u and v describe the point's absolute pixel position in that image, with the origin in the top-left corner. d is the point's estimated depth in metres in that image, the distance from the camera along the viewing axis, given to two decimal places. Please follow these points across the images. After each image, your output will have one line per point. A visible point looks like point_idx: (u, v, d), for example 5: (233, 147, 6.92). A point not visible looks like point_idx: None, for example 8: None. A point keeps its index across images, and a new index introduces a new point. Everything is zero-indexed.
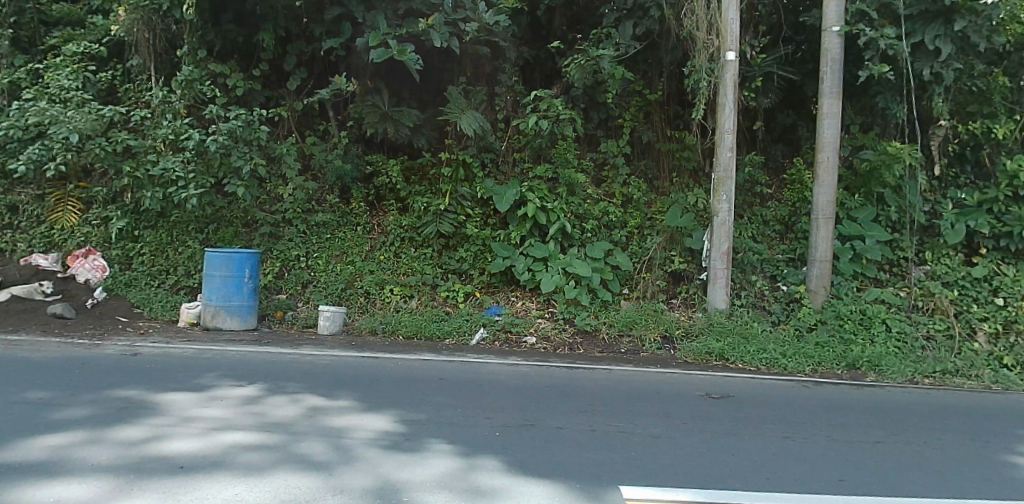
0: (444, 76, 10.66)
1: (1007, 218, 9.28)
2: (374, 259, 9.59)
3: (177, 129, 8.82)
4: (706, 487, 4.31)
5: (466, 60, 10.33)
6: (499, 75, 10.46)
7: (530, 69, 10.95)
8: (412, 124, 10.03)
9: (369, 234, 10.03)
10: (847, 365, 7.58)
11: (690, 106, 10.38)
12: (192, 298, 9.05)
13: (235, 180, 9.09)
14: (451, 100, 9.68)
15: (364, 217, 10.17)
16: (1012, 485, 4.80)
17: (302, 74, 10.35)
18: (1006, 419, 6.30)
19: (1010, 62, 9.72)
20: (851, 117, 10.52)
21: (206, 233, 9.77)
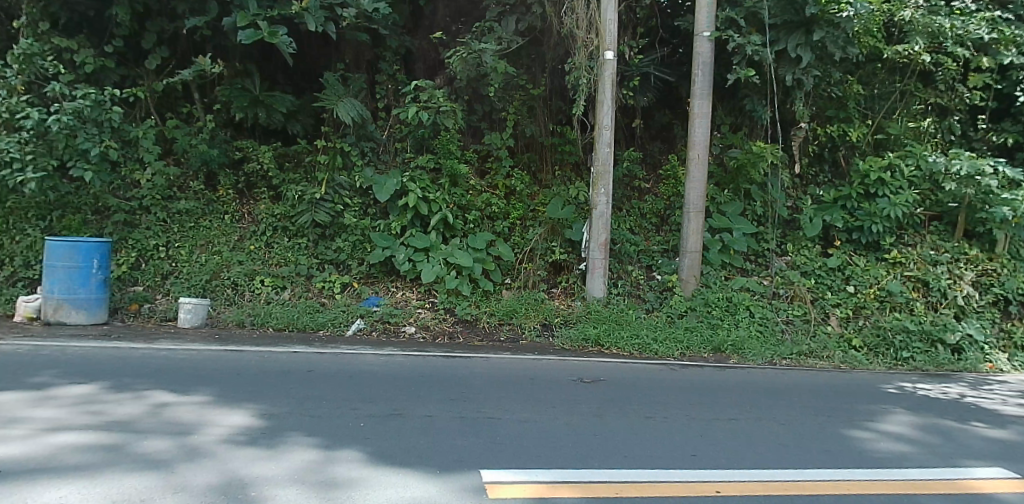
0: (321, 61, 10.68)
1: (860, 213, 10.19)
2: (243, 249, 9.23)
3: (11, 106, 8.21)
4: (566, 466, 4.52)
5: (344, 46, 10.28)
6: (379, 63, 10.43)
7: (412, 58, 10.79)
8: (285, 110, 9.77)
9: (237, 223, 9.68)
10: (713, 348, 8.13)
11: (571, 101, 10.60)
12: (30, 290, 8.36)
13: (82, 164, 8.51)
14: (328, 86, 9.50)
15: (233, 206, 9.80)
16: (842, 454, 5.37)
17: (163, 52, 9.73)
18: (844, 396, 7.03)
19: (864, 72, 10.86)
20: (722, 118, 11.14)
21: (49, 221, 8.99)
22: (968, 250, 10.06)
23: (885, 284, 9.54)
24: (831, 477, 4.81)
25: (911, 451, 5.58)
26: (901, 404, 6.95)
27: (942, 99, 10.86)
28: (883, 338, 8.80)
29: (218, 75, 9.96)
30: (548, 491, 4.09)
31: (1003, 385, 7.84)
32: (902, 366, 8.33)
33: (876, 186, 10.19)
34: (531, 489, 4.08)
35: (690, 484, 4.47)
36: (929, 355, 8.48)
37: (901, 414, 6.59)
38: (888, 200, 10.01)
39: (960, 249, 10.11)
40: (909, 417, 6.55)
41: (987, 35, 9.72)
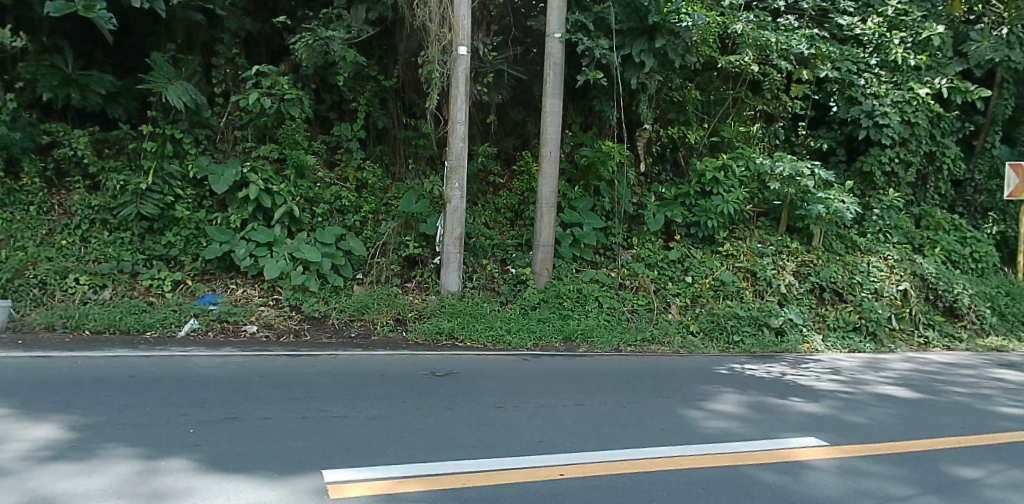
0: (148, 41, 9.79)
1: (696, 210, 11.03)
2: (53, 245, 8.34)
3: None
4: (414, 461, 4.53)
5: (175, 26, 9.38)
6: (215, 46, 9.76)
7: (254, 42, 10.36)
8: (105, 91, 8.94)
9: (47, 215, 8.76)
10: (564, 337, 8.49)
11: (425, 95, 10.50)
12: None
13: None
14: (155, 67, 8.78)
15: (40, 196, 8.86)
16: (676, 432, 5.83)
17: None
18: (681, 378, 7.65)
19: (702, 79, 11.65)
20: (574, 117, 11.57)
21: None
22: (790, 244, 11.24)
23: (719, 275, 10.40)
24: (665, 455, 5.21)
25: (735, 427, 6.19)
26: (729, 384, 7.66)
27: (768, 106, 12.02)
28: (717, 324, 9.61)
29: (21, 50, 8.88)
30: (392, 487, 4.07)
31: (817, 363, 8.90)
32: (733, 349, 9.18)
33: (711, 185, 11.08)
34: (374, 487, 4.04)
35: (536, 470, 4.64)
36: (757, 338, 9.43)
37: (728, 394, 7.29)
38: (721, 197, 10.95)
39: (783, 243, 11.26)
40: (736, 395, 7.26)
41: (806, 50, 10.97)
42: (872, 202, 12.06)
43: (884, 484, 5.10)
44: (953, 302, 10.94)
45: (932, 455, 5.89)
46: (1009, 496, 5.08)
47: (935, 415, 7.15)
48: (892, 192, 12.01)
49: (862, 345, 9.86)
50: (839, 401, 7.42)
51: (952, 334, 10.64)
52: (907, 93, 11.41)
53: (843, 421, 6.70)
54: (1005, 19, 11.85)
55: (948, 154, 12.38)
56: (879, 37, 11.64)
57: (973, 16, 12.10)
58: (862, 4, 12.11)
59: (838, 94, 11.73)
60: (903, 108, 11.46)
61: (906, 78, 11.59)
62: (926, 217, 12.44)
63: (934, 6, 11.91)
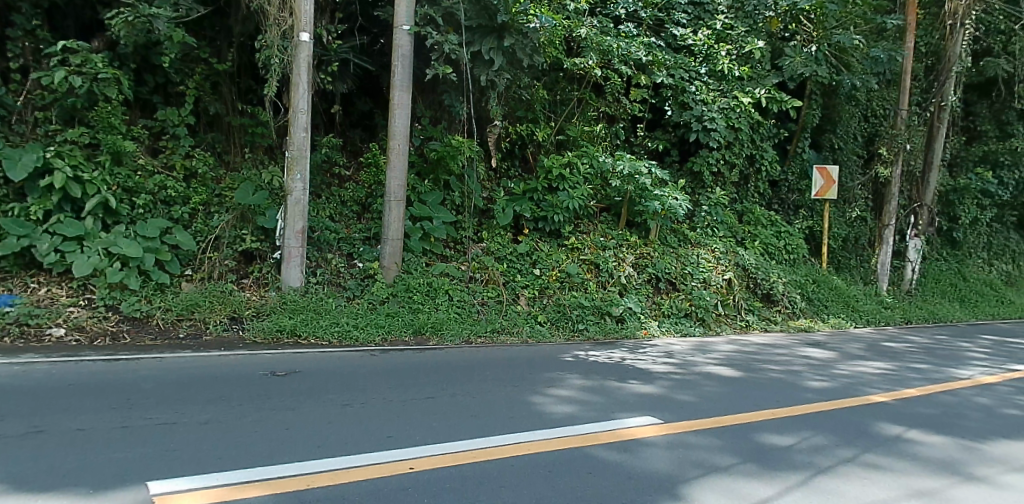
0: None
1: (544, 205, 11.42)
2: None
3: None
4: (252, 465, 4.37)
5: None
6: (12, 14, 8.78)
7: (60, 14, 9.29)
8: None
9: None
10: (414, 331, 8.50)
11: (264, 81, 10.33)
12: None
13: None
14: None
15: None
16: (524, 419, 6.08)
17: None
18: (527, 366, 7.97)
19: (549, 79, 12.04)
20: (423, 111, 11.50)
21: None
22: (629, 237, 12.00)
23: (564, 267, 10.85)
24: (514, 442, 5.43)
25: (574, 410, 6.55)
26: (573, 371, 8.05)
27: (610, 108, 12.64)
28: (563, 313, 10.07)
29: None
30: (226, 494, 3.93)
31: (653, 347, 9.62)
32: (577, 336, 9.68)
33: (558, 181, 11.55)
34: (207, 495, 3.89)
35: (384, 465, 4.64)
36: (599, 325, 10.02)
37: (569, 379, 7.68)
38: (567, 193, 11.41)
39: (624, 237, 12.01)
40: (576, 381, 7.68)
41: (644, 58, 11.78)
42: (702, 199, 13.20)
43: (710, 455, 5.67)
44: (770, 289, 12.25)
45: (751, 426, 6.62)
46: (814, 459, 5.83)
47: (747, 390, 8.03)
48: (719, 190, 13.22)
49: (692, 329, 10.77)
50: (672, 382, 8.08)
51: (769, 318, 11.92)
52: (732, 101, 12.44)
53: (673, 401, 7.31)
54: (813, 37, 13.27)
55: (766, 157, 13.81)
56: (708, 48, 12.59)
57: (788, 33, 13.57)
58: (694, 17, 13.28)
59: (672, 99, 12.65)
60: (728, 114, 12.52)
61: (731, 87, 12.60)
62: (748, 213, 13.79)
63: (755, 23, 13.27)
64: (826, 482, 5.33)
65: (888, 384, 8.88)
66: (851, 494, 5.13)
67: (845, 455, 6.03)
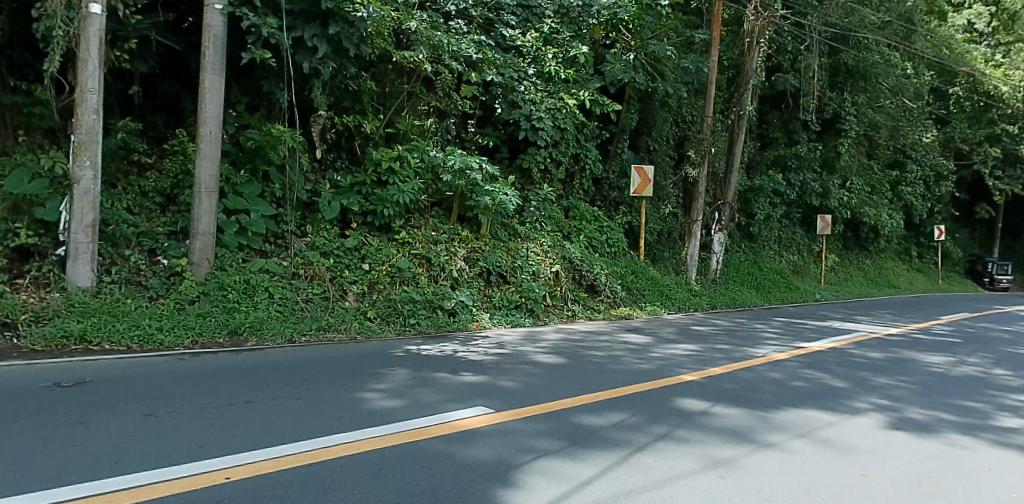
0: None
1: (372, 198, 11.23)
2: None
3: None
4: (30, 491, 3.95)
5: None
6: None
7: None
8: None
9: None
10: (229, 332, 7.96)
11: (41, 56, 9.16)
12: None
13: None
14: None
15: None
16: (353, 417, 5.96)
17: None
18: (353, 363, 7.81)
19: (378, 70, 11.95)
20: (238, 96, 10.77)
21: None
22: (461, 232, 12.15)
23: (395, 262, 10.73)
24: (341, 441, 5.30)
25: (396, 404, 6.52)
26: (403, 365, 8.01)
27: (441, 103, 12.69)
28: (394, 308, 9.96)
29: None
30: None
31: (484, 339, 9.84)
32: (409, 330, 9.62)
33: (388, 175, 11.42)
34: None
35: (194, 477, 4.36)
36: (431, 319, 10.05)
37: (394, 373, 7.63)
38: (397, 187, 11.29)
39: (455, 231, 12.12)
40: (402, 374, 7.65)
41: (473, 55, 12.06)
42: (531, 195, 13.69)
43: (536, 441, 5.91)
44: (593, 280, 13.04)
45: (575, 410, 7.01)
46: (631, 437, 6.29)
47: (566, 375, 8.47)
48: (546, 187, 13.74)
49: (522, 319, 11.16)
50: (501, 371, 8.33)
51: (593, 307, 12.67)
52: (558, 102, 12.94)
53: (500, 389, 7.53)
54: (631, 46, 14.19)
55: (590, 156, 14.65)
56: (536, 50, 13.09)
57: (609, 40, 14.47)
58: (523, 19, 13.79)
59: (502, 97, 13.00)
60: (555, 114, 13.01)
61: (557, 89, 13.20)
62: (574, 208, 14.54)
63: (580, 29, 13.90)
64: (643, 457, 5.77)
65: (697, 364, 9.84)
66: (663, 466, 5.59)
67: (657, 431, 6.56)
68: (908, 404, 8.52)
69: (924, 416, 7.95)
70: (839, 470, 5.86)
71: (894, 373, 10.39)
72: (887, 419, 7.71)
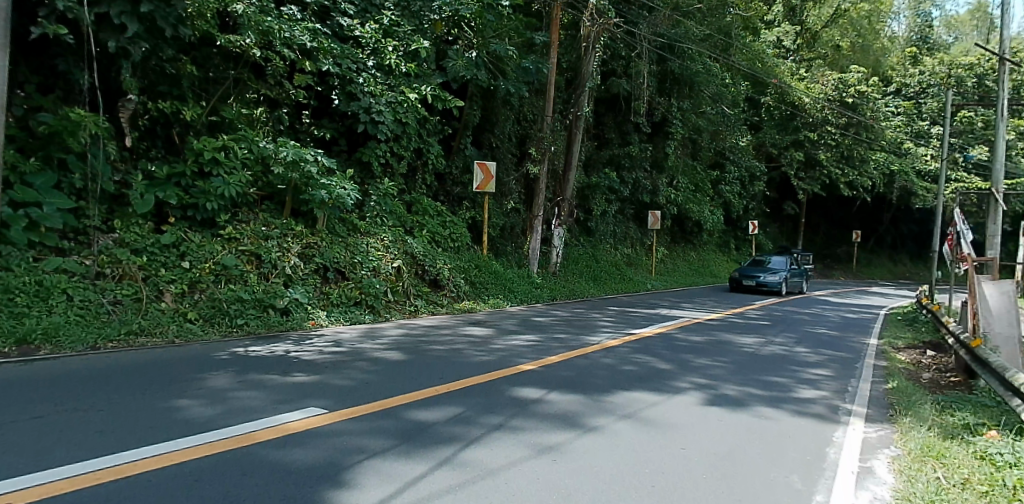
0: None
1: (193, 191, 10.47)
2: None
3: None
4: None
5: None
6: None
7: None
8: None
9: None
10: (16, 341, 7.19)
11: None
12: None
13: None
14: None
15: None
16: (167, 427, 5.61)
17: None
18: (169, 368, 7.32)
19: (200, 53, 11.26)
20: (28, 75, 9.64)
21: None
22: (294, 227, 11.69)
23: (220, 259, 10.11)
24: (149, 454, 4.96)
25: (215, 410, 6.19)
26: (226, 368, 7.61)
27: (271, 92, 12.23)
28: (219, 309, 9.39)
29: None
30: None
31: (320, 337, 9.58)
32: (237, 332, 9.11)
33: (211, 166, 10.72)
34: None
35: None
36: (261, 319, 9.59)
37: (217, 377, 7.24)
38: (222, 179, 10.63)
39: (288, 226, 11.64)
40: (225, 378, 7.27)
41: (307, 43, 11.54)
42: (371, 189, 13.48)
43: (368, 440, 5.86)
44: (436, 275, 13.14)
45: (411, 406, 7.05)
46: (465, 430, 6.42)
47: (401, 371, 8.47)
48: (387, 181, 13.67)
49: (362, 316, 10.97)
50: (335, 370, 8.16)
51: (435, 301, 12.74)
52: (399, 95, 12.98)
53: (334, 387, 7.38)
54: (473, 43, 14.45)
55: (432, 152, 14.71)
56: (375, 42, 12.83)
57: (451, 37, 14.50)
58: (361, 9, 13.46)
59: (338, 88, 12.76)
60: (396, 108, 13.02)
61: (398, 82, 13.14)
62: (416, 203, 14.53)
63: (421, 24, 13.95)
64: (476, 449, 5.93)
65: (536, 353, 10.25)
66: (496, 456, 5.79)
67: (491, 422, 6.75)
68: (723, 381, 9.49)
69: (736, 392, 8.89)
70: (657, 446, 6.39)
71: (711, 354, 11.50)
72: (705, 396, 8.53)
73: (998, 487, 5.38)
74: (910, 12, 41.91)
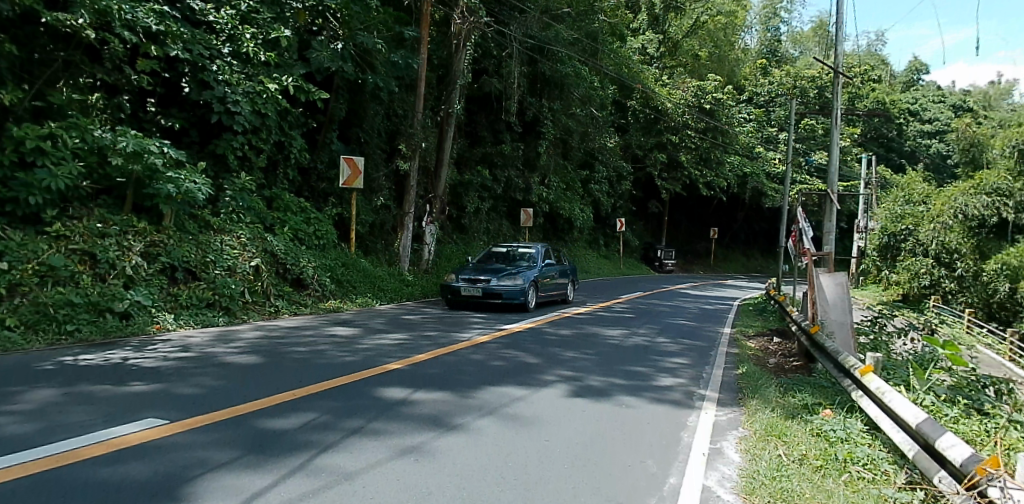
0: None
1: (13, 183, 9.42)
2: None
3: None
4: None
5: None
6: None
7: None
8: None
9: None
10: None
11: None
12: None
13: None
14: None
15: None
16: None
17: None
18: None
19: (20, 32, 10.12)
20: None
21: None
22: (136, 223, 10.78)
23: (46, 259, 9.16)
24: None
25: (33, 428, 5.62)
26: (51, 380, 6.94)
27: (110, 76, 11.32)
28: (44, 315, 8.52)
29: None
30: None
31: (165, 342, 8.93)
32: (66, 340, 8.30)
33: (36, 155, 9.64)
34: None
35: None
36: (96, 324, 8.79)
37: (40, 390, 6.59)
38: (48, 171, 9.62)
39: (129, 222, 10.72)
40: (51, 390, 6.64)
41: (152, 26, 10.74)
42: (225, 184, 12.78)
43: (212, 452, 5.47)
44: (299, 273, 12.68)
45: (263, 413, 6.67)
46: (319, 437, 6.10)
47: (256, 375, 8.10)
48: (243, 175, 13.04)
49: (215, 318, 10.35)
50: (181, 377, 7.66)
51: (298, 301, 12.28)
52: (258, 85, 12.35)
53: (177, 396, 6.85)
54: (339, 34, 14.07)
55: (295, 145, 14.15)
56: (231, 28, 12.28)
57: (315, 27, 14.07)
58: None
59: (189, 75, 11.99)
60: (254, 99, 12.36)
61: (257, 72, 12.56)
62: (277, 198, 13.94)
63: (283, 12, 13.34)
64: (330, 455, 5.65)
65: (403, 352, 10.16)
66: (353, 459, 5.58)
67: (348, 426, 6.49)
68: (589, 373, 9.89)
69: (601, 382, 9.31)
70: (520, 441, 6.45)
71: (578, 347, 11.96)
72: (569, 388, 8.86)
73: (831, 461, 5.83)
74: (761, 27, 45.70)
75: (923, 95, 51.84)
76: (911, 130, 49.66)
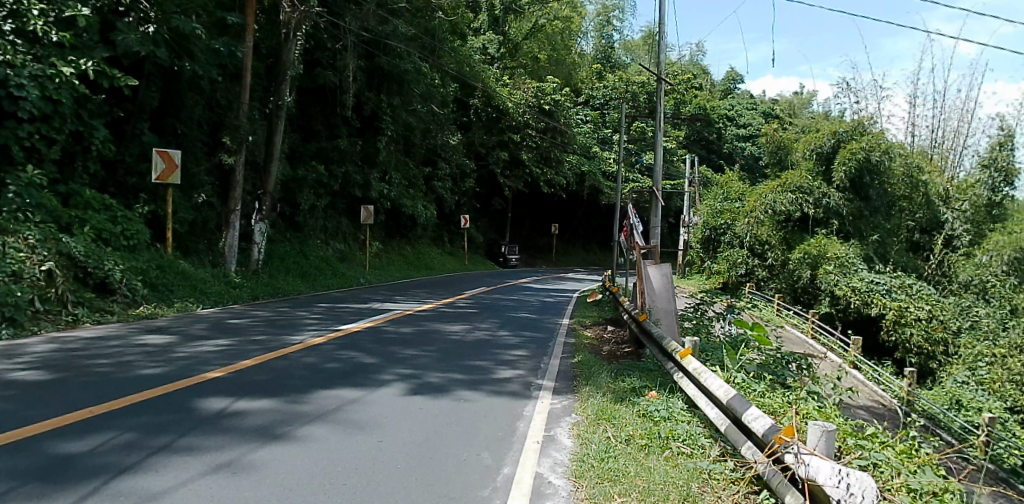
0: None
1: None
2: None
3: None
4: None
5: None
6: None
7: None
8: None
9: None
10: None
11: None
12: None
13: None
14: None
15: None
16: None
17: None
18: None
19: None
20: None
21: None
22: None
23: None
24: None
25: None
26: None
27: None
28: None
29: None
30: None
31: None
32: None
33: None
34: None
35: None
36: None
37: None
38: None
39: None
40: None
41: None
42: (7, 177, 11.26)
43: None
44: (104, 277, 11.55)
45: (54, 436, 5.93)
46: (122, 458, 5.55)
47: (44, 394, 7.20)
48: (31, 168, 11.60)
49: None
50: None
51: (103, 308, 11.06)
52: (50, 69, 11.02)
53: None
54: (150, 17, 13.02)
55: (97, 135, 12.89)
56: (15, 2, 10.79)
57: (122, 7, 12.77)
58: None
59: None
60: (44, 83, 10.97)
61: (47, 53, 11.24)
62: (74, 195, 12.57)
63: None
64: (134, 476, 5.17)
65: (226, 359, 9.52)
66: (161, 478, 5.17)
67: (158, 444, 5.95)
68: (427, 370, 9.96)
69: (438, 379, 9.43)
70: (354, 445, 6.34)
71: (418, 345, 12.00)
72: (406, 386, 8.88)
73: (654, 439, 6.35)
74: (595, 34, 48.58)
75: (737, 102, 57.62)
76: (728, 133, 55.06)
